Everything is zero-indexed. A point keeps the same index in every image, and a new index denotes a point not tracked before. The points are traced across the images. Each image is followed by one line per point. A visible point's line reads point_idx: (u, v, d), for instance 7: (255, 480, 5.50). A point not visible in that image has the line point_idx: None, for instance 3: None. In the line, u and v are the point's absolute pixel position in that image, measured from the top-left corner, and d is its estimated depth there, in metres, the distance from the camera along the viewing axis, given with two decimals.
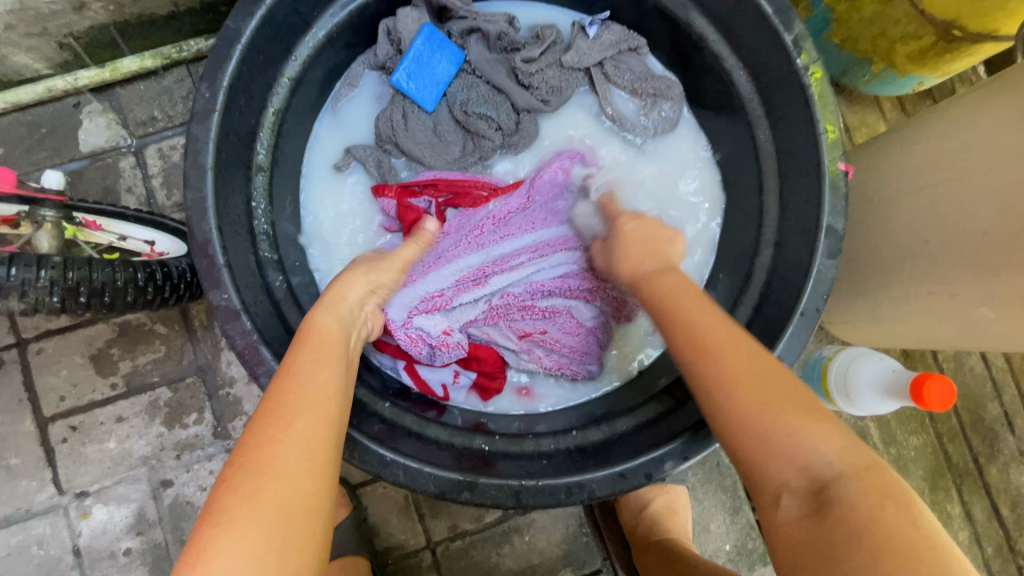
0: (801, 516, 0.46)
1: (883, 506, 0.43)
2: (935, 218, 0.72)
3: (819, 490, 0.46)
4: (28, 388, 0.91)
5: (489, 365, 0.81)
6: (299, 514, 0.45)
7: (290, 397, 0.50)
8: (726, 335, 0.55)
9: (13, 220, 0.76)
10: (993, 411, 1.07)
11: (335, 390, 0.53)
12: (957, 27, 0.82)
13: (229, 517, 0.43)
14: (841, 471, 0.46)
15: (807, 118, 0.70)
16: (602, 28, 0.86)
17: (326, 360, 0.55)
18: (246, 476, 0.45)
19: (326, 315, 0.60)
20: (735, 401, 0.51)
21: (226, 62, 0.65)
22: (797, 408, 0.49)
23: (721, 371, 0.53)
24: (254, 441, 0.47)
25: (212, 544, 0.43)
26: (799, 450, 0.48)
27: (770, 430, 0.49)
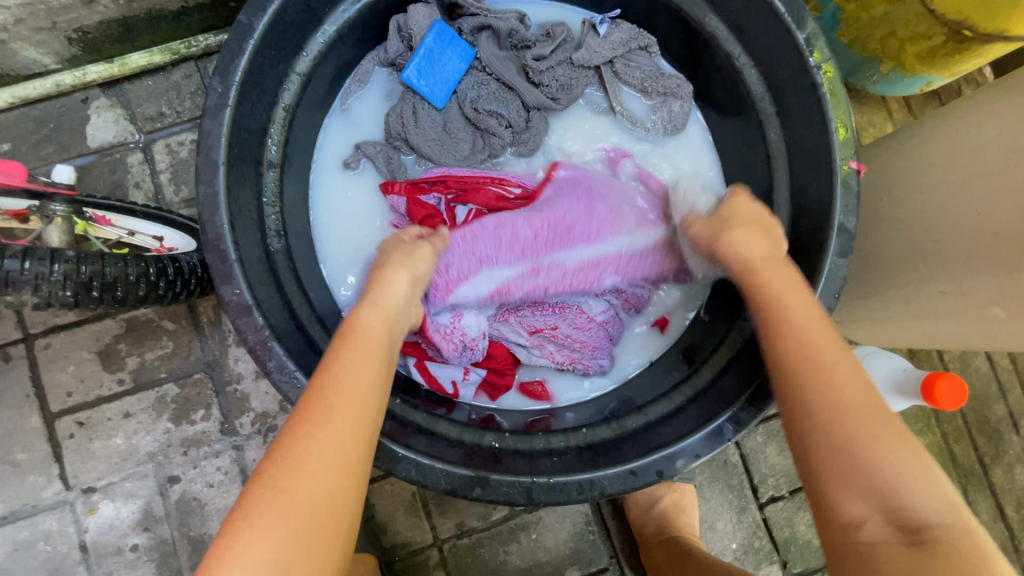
0: (896, 551, 0.45)
1: (975, 554, 0.44)
2: (946, 218, 0.72)
3: (913, 533, 0.46)
4: (35, 383, 0.91)
5: (499, 362, 0.82)
6: (324, 515, 0.46)
7: (327, 397, 0.50)
8: (840, 356, 0.54)
9: (24, 215, 0.76)
10: (998, 411, 1.07)
11: (371, 390, 0.53)
12: (966, 27, 0.82)
13: (259, 513, 0.45)
14: (938, 517, 0.47)
15: (819, 116, 0.70)
16: (611, 27, 0.87)
17: (365, 358, 0.54)
18: (276, 473, 0.46)
19: (370, 313, 0.59)
20: (863, 445, 0.49)
21: (238, 57, 0.65)
22: (897, 438, 0.50)
23: (838, 393, 0.52)
24: (289, 440, 0.48)
25: (241, 535, 0.44)
26: (888, 485, 0.48)
27: (870, 469, 0.49)
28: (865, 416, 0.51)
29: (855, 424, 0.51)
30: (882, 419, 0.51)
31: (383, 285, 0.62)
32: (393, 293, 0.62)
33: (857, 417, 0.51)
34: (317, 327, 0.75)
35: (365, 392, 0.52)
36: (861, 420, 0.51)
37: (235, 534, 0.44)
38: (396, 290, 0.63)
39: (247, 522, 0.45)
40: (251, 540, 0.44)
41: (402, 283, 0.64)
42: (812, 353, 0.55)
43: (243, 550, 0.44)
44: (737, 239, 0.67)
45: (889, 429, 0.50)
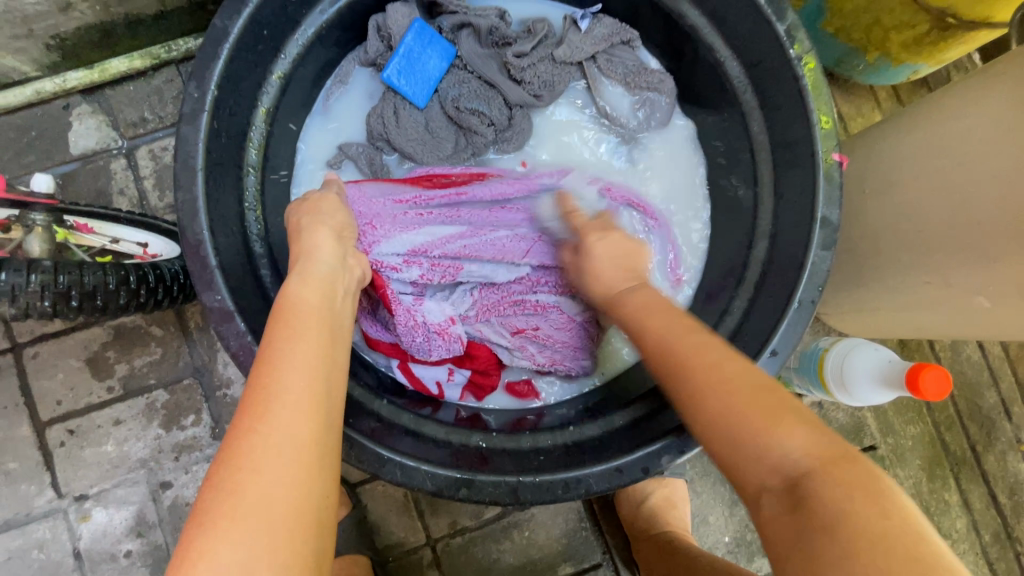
0: (779, 513, 0.42)
1: (864, 504, 0.39)
2: (930, 206, 0.72)
3: (792, 485, 0.42)
4: (25, 392, 0.91)
5: (482, 362, 0.81)
6: (283, 497, 0.42)
7: (278, 379, 0.47)
8: (710, 347, 0.52)
9: (3, 224, 0.74)
10: (990, 399, 1.07)
11: (308, 368, 0.49)
12: (950, 14, 0.82)
13: (208, 515, 0.40)
14: (808, 467, 0.42)
15: (801, 109, 0.70)
16: (592, 22, 0.87)
17: (298, 337, 0.50)
18: (223, 472, 0.42)
19: (301, 285, 0.56)
20: (716, 399, 0.48)
21: (214, 61, 0.65)
22: (768, 409, 0.46)
23: (698, 379, 0.50)
24: (231, 436, 0.44)
25: (193, 546, 0.40)
26: (772, 450, 0.44)
27: (755, 439, 0.45)
28: (725, 382, 0.48)
29: (747, 405, 0.46)
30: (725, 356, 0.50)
31: (308, 252, 0.60)
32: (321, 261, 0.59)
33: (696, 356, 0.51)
34: None
35: (313, 368, 0.49)
36: (712, 370, 0.49)
37: (193, 535, 0.40)
38: (311, 275, 0.57)
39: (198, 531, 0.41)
40: (224, 530, 0.40)
41: (330, 243, 0.62)
42: (728, 372, 0.49)
43: (198, 559, 0.39)
44: (599, 250, 0.68)
45: (762, 393, 0.47)
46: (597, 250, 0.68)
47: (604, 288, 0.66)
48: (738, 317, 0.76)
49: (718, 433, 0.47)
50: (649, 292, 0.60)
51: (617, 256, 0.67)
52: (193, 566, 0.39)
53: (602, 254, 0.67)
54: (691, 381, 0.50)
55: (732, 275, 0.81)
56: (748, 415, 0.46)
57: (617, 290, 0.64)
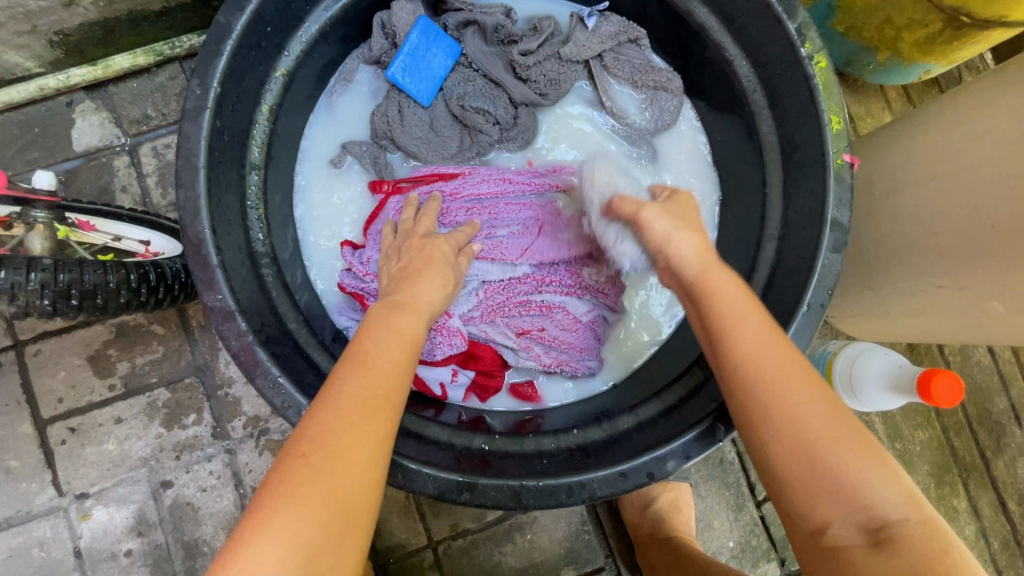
0: (861, 552, 0.44)
1: (939, 549, 0.43)
2: (942, 209, 0.71)
3: (877, 525, 0.45)
4: (26, 389, 0.91)
5: (486, 365, 0.81)
6: (361, 497, 0.46)
7: (361, 383, 0.50)
8: (781, 355, 0.51)
9: (6, 221, 0.74)
10: (999, 404, 1.05)
11: (405, 383, 0.52)
12: (964, 13, 0.80)
13: (299, 490, 0.44)
14: (898, 513, 0.45)
15: (812, 109, 0.68)
16: (599, 21, 0.85)
17: (403, 350, 0.53)
18: (320, 457, 0.46)
19: (407, 314, 0.56)
20: (807, 421, 0.48)
21: (216, 57, 0.64)
22: (861, 442, 0.47)
23: (791, 398, 0.49)
24: (331, 423, 0.47)
25: (274, 513, 0.43)
26: (859, 490, 0.46)
27: (849, 479, 0.46)
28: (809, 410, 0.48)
29: (831, 432, 0.48)
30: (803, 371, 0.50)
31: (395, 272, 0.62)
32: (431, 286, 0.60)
33: (779, 369, 0.50)
34: (305, 331, 0.74)
35: (399, 380, 0.52)
36: (782, 379, 0.50)
37: (275, 503, 0.44)
38: (429, 291, 0.59)
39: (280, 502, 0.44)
40: (302, 509, 0.44)
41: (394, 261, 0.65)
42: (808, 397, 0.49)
43: (277, 525, 0.43)
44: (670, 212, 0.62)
45: (841, 417, 0.48)
46: (679, 239, 0.59)
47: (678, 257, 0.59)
48: None
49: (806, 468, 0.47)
50: (734, 292, 0.55)
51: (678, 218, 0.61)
52: (271, 527, 0.43)
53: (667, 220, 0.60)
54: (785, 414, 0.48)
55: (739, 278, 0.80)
56: (830, 447, 0.47)
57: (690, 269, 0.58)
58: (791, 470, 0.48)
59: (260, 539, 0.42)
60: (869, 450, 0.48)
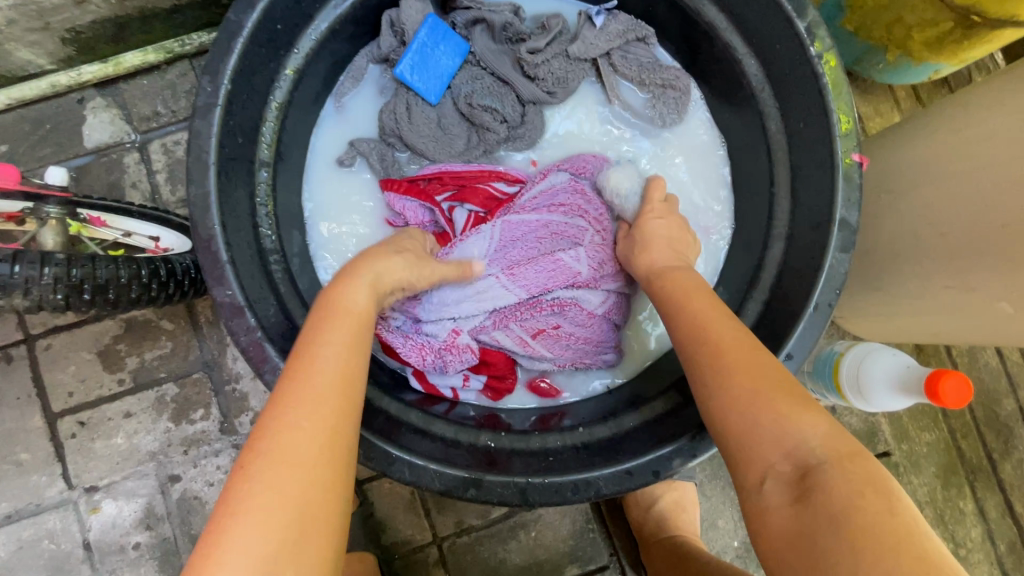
0: (784, 504, 0.44)
1: (862, 495, 0.41)
2: (952, 209, 0.70)
3: (803, 473, 0.44)
4: (37, 383, 0.92)
5: (498, 369, 0.80)
6: (322, 485, 0.46)
7: (309, 375, 0.50)
8: (725, 329, 0.55)
9: (18, 216, 0.76)
10: (1008, 406, 1.05)
11: (351, 369, 0.53)
12: (977, 13, 0.79)
13: (256, 484, 0.44)
14: (823, 457, 0.44)
15: (821, 108, 0.68)
16: (607, 18, 0.85)
17: (345, 336, 0.55)
18: (272, 449, 0.46)
19: (354, 286, 0.60)
20: (730, 378, 0.51)
21: (227, 55, 0.64)
22: (789, 397, 0.48)
23: (722, 367, 0.52)
24: (278, 413, 0.48)
25: (236, 506, 0.43)
26: (787, 437, 0.46)
27: (776, 424, 0.47)
28: (745, 384, 0.50)
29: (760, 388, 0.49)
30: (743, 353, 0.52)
31: (377, 255, 0.65)
32: (394, 270, 0.64)
33: (727, 341, 0.54)
34: None
35: (352, 362, 0.53)
36: (721, 356, 0.53)
37: (237, 497, 0.44)
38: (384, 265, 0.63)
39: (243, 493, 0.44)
40: (263, 501, 0.43)
41: (399, 267, 0.65)
42: (712, 353, 0.54)
43: (241, 519, 0.43)
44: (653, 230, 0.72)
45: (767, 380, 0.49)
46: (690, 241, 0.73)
47: (648, 263, 0.70)
48: (752, 320, 0.75)
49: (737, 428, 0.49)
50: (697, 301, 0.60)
51: (671, 239, 0.72)
52: (235, 520, 0.43)
53: (657, 233, 0.72)
54: (720, 386, 0.51)
55: (746, 278, 0.80)
56: (760, 404, 0.48)
57: (660, 267, 0.69)
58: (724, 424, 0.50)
59: (225, 536, 0.42)
60: (797, 405, 0.47)
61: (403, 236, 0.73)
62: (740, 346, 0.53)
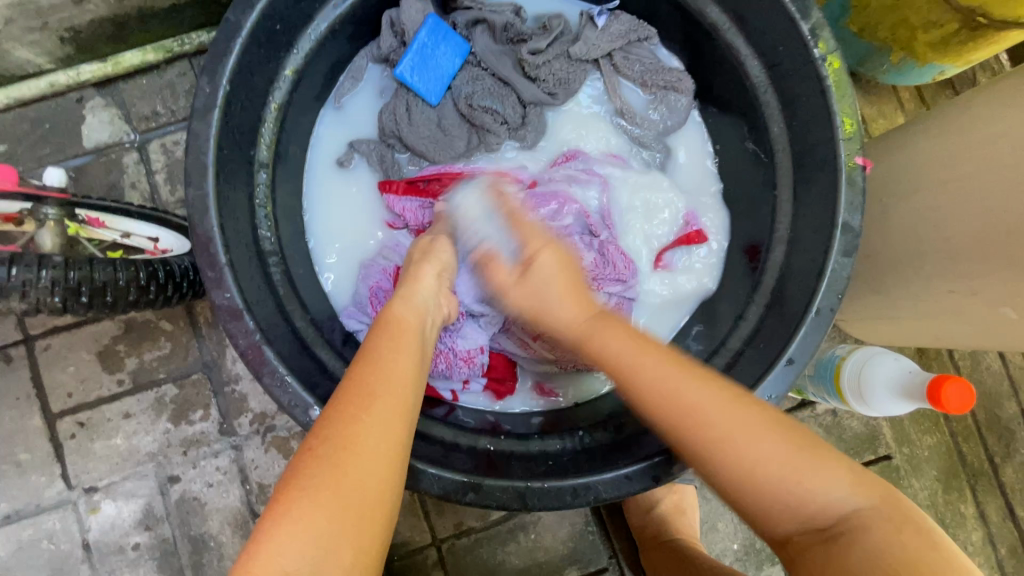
0: (817, 548, 0.47)
1: (900, 532, 0.46)
2: (956, 213, 0.70)
3: (838, 524, 0.47)
4: (36, 383, 0.92)
5: (498, 371, 0.81)
6: (377, 488, 0.47)
7: (368, 380, 0.52)
8: (699, 391, 0.51)
9: (16, 218, 0.76)
10: (1010, 410, 1.04)
11: (411, 379, 0.54)
12: (981, 13, 0.79)
13: (314, 484, 0.46)
14: (860, 507, 0.47)
15: (824, 111, 0.68)
16: (609, 19, 0.85)
17: (403, 351, 0.56)
18: (331, 448, 0.48)
19: (402, 307, 0.61)
20: (742, 449, 0.49)
21: (226, 56, 0.64)
22: (810, 454, 0.49)
23: (719, 431, 0.49)
24: (339, 415, 0.49)
25: (293, 504, 0.45)
26: (823, 493, 0.48)
27: (804, 484, 0.48)
28: (764, 454, 0.48)
29: (758, 446, 0.49)
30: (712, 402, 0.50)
31: (411, 279, 0.65)
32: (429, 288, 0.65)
33: (699, 401, 0.51)
34: (313, 329, 0.74)
35: (408, 375, 0.54)
36: (718, 426, 0.49)
37: (296, 495, 0.46)
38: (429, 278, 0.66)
39: (298, 491, 0.46)
40: (322, 499, 0.45)
41: (431, 275, 0.66)
42: (697, 417, 0.50)
43: (296, 515, 0.45)
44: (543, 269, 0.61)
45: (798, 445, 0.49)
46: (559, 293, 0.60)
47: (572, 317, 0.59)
48: (754, 324, 0.75)
49: (743, 485, 0.49)
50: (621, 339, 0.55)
51: (572, 283, 0.61)
52: (290, 515, 0.45)
53: (559, 276, 0.61)
54: (716, 450, 0.49)
55: (748, 281, 0.79)
56: (787, 468, 0.48)
57: (579, 319, 0.59)
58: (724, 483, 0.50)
59: (280, 530, 0.45)
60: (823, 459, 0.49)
61: (425, 236, 0.72)
62: (718, 413, 0.50)
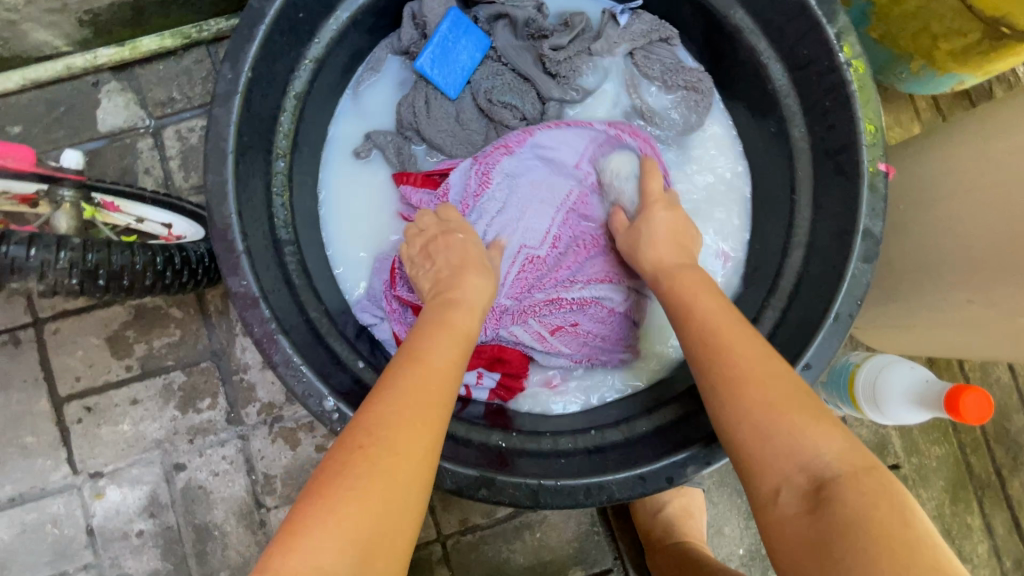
0: (798, 512, 0.46)
1: (877, 506, 0.43)
2: (976, 222, 0.69)
3: (819, 484, 0.45)
4: (44, 366, 0.91)
5: (513, 367, 0.79)
6: (417, 493, 0.47)
7: (426, 379, 0.52)
8: (737, 334, 0.55)
9: (32, 199, 0.76)
10: (1018, 423, 1.04)
11: (458, 378, 0.55)
12: (1005, 24, 0.79)
13: (362, 485, 0.45)
14: (839, 471, 0.45)
15: (848, 115, 0.67)
16: (631, 18, 0.85)
17: (456, 348, 0.57)
18: (383, 448, 0.47)
19: (459, 303, 0.61)
20: (752, 398, 0.50)
21: (249, 42, 0.64)
22: (806, 410, 0.49)
23: (737, 367, 0.53)
24: (393, 415, 0.49)
25: (336, 508, 0.44)
26: (807, 452, 0.47)
27: (791, 434, 0.48)
28: (774, 395, 0.50)
29: (777, 397, 0.50)
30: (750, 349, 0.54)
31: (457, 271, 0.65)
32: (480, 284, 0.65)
33: (727, 341, 0.55)
34: (326, 321, 0.74)
35: (446, 372, 0.54)
36: (737, 359, 0.53)
37: (340, 500, 0.44)
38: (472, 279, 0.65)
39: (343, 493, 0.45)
40: (367, 503, 0.45)
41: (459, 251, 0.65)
42: (715, 339, 0.55)
43: (339, 516, 0.44)
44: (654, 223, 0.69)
45: (791, 392, 0.50)
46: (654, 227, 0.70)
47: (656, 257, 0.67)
48: (769, 328, 0.74)
49: (745, 440, 0.50)
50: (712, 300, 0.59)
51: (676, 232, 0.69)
52: (330, 518, 0.43)
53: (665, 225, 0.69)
54: (728, 385, 0.52)
55: (763, 285, 0.79)
56: (783, 421, 0.48)
57: (671, 262, 0.66)
58: (735, 440, 0.51)
59: (318, 530, 0.43)
60: (814, 416, 0.49)
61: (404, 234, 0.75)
62: (754, 351, 0.53)
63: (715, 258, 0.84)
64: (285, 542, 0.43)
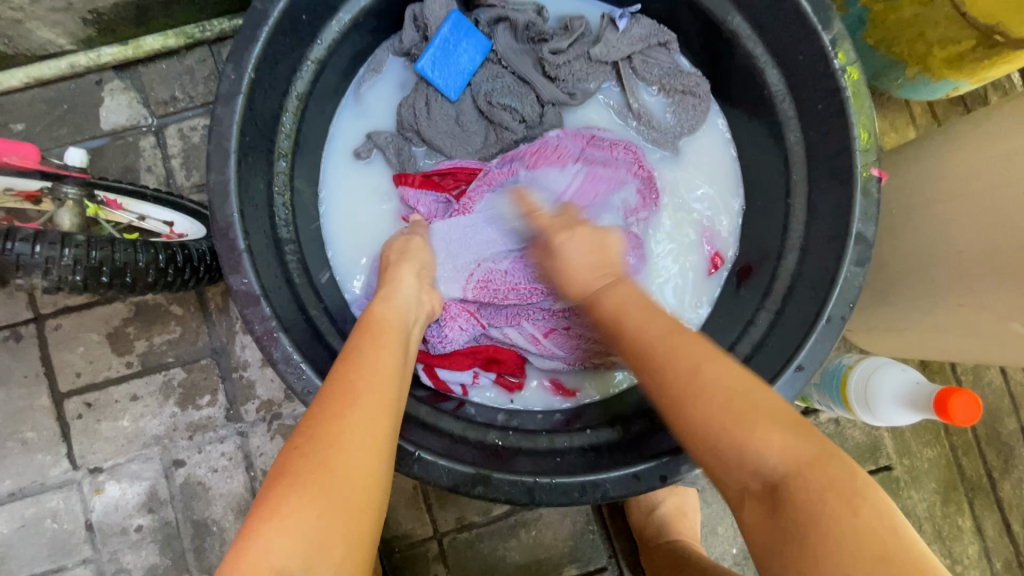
0: (762, 515, 0.46)
1: (831, 504, 0.43)
2: (966, 227, 0.70)
3: (773, 489, 0.46)
4: (45, 362, 0.92)
5: (508, 366, 0.82)
6: (364, 482, 0.48)
7: (351, 377, 0.54)
8: (682, 342, 0.54)
9: (36, 196, 0.77)
10: (1010, 425, 1.05)
11: (393, 375, 0.56)
12: (998, 31, 0.80)
13: (306, 479, 0.46)
14: (786, 471, 0.46)
15: (842, 121, 0.69)
16: (631, 22, 0.85)
17: (382, 347, 0.59)
18: (320, 444, 0.48)
19: (383, 306, 0.65)
20: (699, 406, 0.51)
21: (252, 43, 0.65)
22: (751, 411, 0.49)
23: (687, 377, 0.52)
24: (321, 414, 0.50)
25: (286, 503, 0.45)
26: (752, 455, 0.47)
27: (735, 442, 0.48)
28: (716, 401, 0.50)
29: (719, 405, 0.50)
30: (692, 348, 0.54)
31: (392, 283, 0.69)
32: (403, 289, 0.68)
33: (698, 355, 0.53)
34: (326, 319, 0.74)
35: (389, 371, 0.56)
36: (681, 372, 0.52)
37: (290, 494, 0.45)
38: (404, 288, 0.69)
39: (291, 489, 0.46)
40: (314, 495, 0.46)
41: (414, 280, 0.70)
42: (643, 350, 0.55)
43: (289, 511, 0.45)
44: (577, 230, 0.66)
45: (734, 394, 0.50)
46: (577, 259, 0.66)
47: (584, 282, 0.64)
48: (763, 330, 0.75)
49: (702, 449, 0.50)
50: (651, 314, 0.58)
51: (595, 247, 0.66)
52: (282, 513, 0.45)
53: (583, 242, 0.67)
54: (691, 400, 0.51)
55: (758, 288, 0.80)
56: (727, 428, 0.48)
57: (600, 284, 0.64)
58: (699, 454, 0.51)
59: (273, 525, 0.44)
60: (768, 420, 0.48)
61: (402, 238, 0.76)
62: (686, 351, 0.53)
63: (706, 265, 0.86)
64: (241, 544, 0.44)
